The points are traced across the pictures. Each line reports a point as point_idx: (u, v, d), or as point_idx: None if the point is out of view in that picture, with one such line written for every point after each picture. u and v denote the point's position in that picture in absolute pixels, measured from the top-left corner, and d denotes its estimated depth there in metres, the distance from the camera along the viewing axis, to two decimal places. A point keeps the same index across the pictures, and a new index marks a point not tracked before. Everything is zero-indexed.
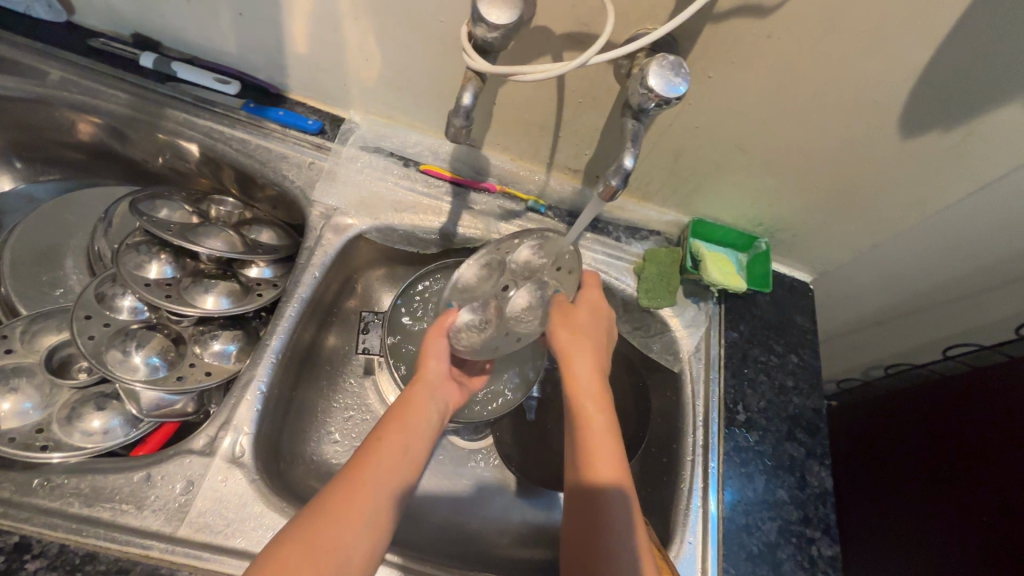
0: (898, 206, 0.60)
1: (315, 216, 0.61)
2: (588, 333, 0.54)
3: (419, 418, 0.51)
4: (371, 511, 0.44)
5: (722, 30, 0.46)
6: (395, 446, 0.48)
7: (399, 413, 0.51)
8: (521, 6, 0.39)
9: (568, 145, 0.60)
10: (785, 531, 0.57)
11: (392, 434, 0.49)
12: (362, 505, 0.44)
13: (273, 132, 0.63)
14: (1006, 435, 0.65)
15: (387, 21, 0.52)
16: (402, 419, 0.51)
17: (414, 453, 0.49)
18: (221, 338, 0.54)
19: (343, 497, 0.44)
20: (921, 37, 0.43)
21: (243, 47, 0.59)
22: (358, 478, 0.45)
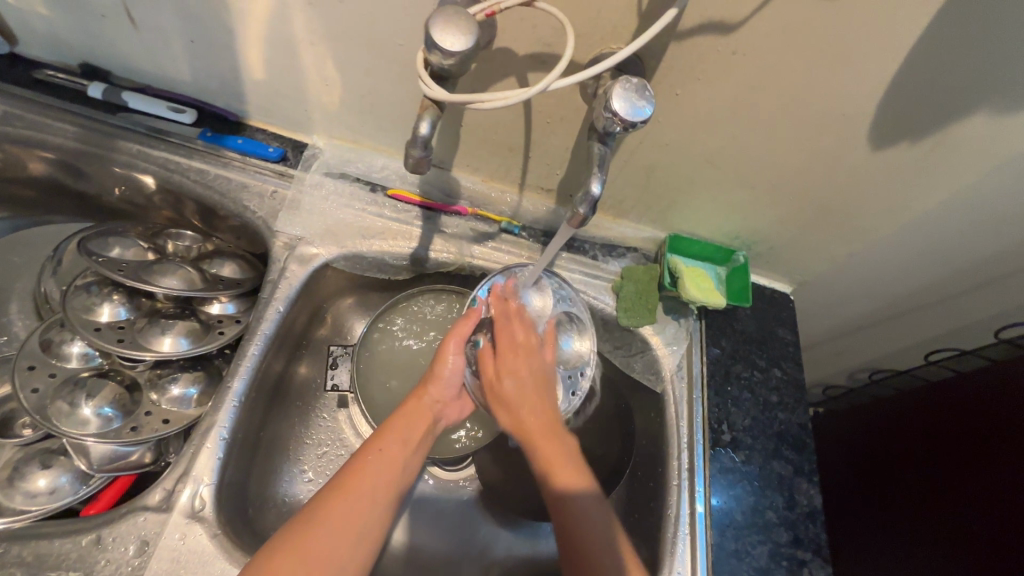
0: (873, 216, 0.59)
1: (279, 247, 0.59)
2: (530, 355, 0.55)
3: (421, 430, 0.52)
4: (366, 525, 0.45)
5: (688, 48, 0.44)
6: (394, 459, 0.49)
7: (400, 425, 0.51)
8: (476, 31, 0.38)
9: (538, 166, 0.59)
10: (775, 555, 0.55)
11: (394, 446, 0.49)
12: (358, 519, 0.44)
13: (233, 161, 0.60)
14: (990, 441, 0.65)
15: (344, 46, 0.50)
16: (404, 431, 0.51)
17: (408, 467, 0.50)
18: (181, 381, 0.53)
19: (339, 506, 0.44)
20: (887, 51, 0.42)
21: (198, 75, 0.57)
22: (360, 487, 0.46)
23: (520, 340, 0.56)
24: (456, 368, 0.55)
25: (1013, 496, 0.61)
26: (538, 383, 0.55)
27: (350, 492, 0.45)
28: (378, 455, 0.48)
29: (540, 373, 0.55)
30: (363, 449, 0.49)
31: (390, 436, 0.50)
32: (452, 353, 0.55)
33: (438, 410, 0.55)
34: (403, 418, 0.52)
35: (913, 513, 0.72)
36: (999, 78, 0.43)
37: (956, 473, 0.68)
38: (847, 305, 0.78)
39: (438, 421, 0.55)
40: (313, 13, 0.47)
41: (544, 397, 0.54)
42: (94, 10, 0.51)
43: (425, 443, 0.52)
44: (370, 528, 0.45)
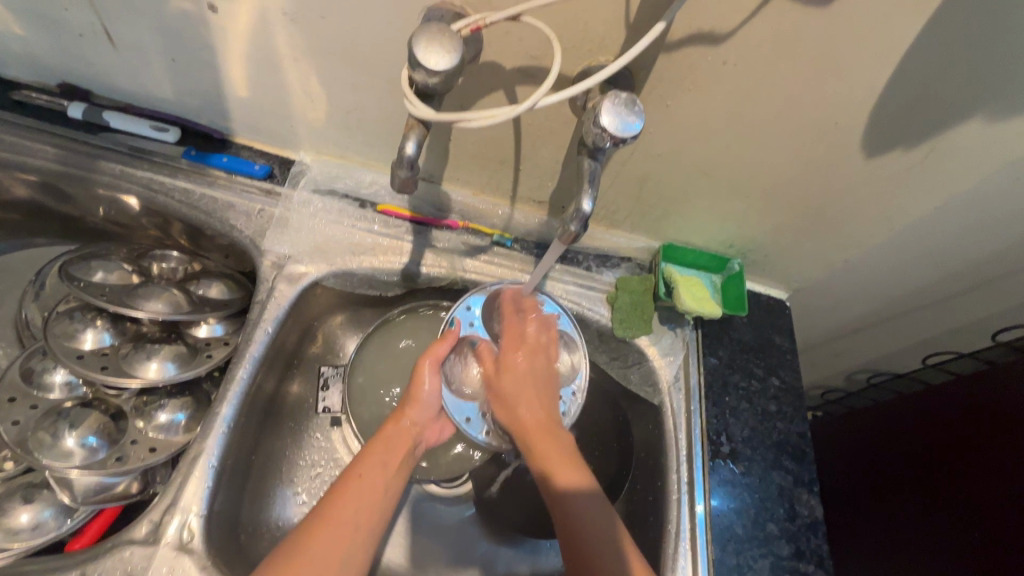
0: (868, 222, 0.59)
1: (267, 267, 0.58)
2: (528, 354, 0.55)
3: (400, 454, 0.51)
4: (350, 553, 0.44)
5: (678, 59, 0.44)
6: (378, 482, 0.48)
7: (384, 447, 0.51)
8: (462, 49, 0.37)
9: (529, 178, 0.58)
10: (778, 568, 0.55)
11: (372, 471, 0.48)
12: (340, 545, 0.43)
13: (219, 180, 0.59)
14: (990, 446, 0.65)
15: (329, 62, 0.49)
16: (387, 453, 0.50)
17: (391, 491, 0.49)
18: (168, 407, 0.52)
19: (324, 534, 0.43)
20: (878, 60, 0.42)
21: (180, 92, 0.56)
22: (345, 512, 0.45)
23: (527, 338, 0.56)
24: (432, 390, 0.54)
25: (1013, 500, 0.60)
26: (539, 381, 0.54)
27: (334, 518, 0.44)
28: (361, 480, 0.47)
29: (541, 370, 0.55)
30: (346, 474, 0.48)
31: (372, 459, 0.49)
32: (427, 374, 0.54)
33: (416, 432, 0.54)
34: (385, 441, 0.51)
35: (913, 518, 0.72)
36: (992, 85, 0.43)
37: (956, 477, 0.68)
38: (844, 309, 0.78)
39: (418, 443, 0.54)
40: (295, 30, 0.46)
41: (545, 400, 0.54)
42: (71, 30, 0.50)
43: (406, 466, 0.52)
44: (356, 554, 0.44)
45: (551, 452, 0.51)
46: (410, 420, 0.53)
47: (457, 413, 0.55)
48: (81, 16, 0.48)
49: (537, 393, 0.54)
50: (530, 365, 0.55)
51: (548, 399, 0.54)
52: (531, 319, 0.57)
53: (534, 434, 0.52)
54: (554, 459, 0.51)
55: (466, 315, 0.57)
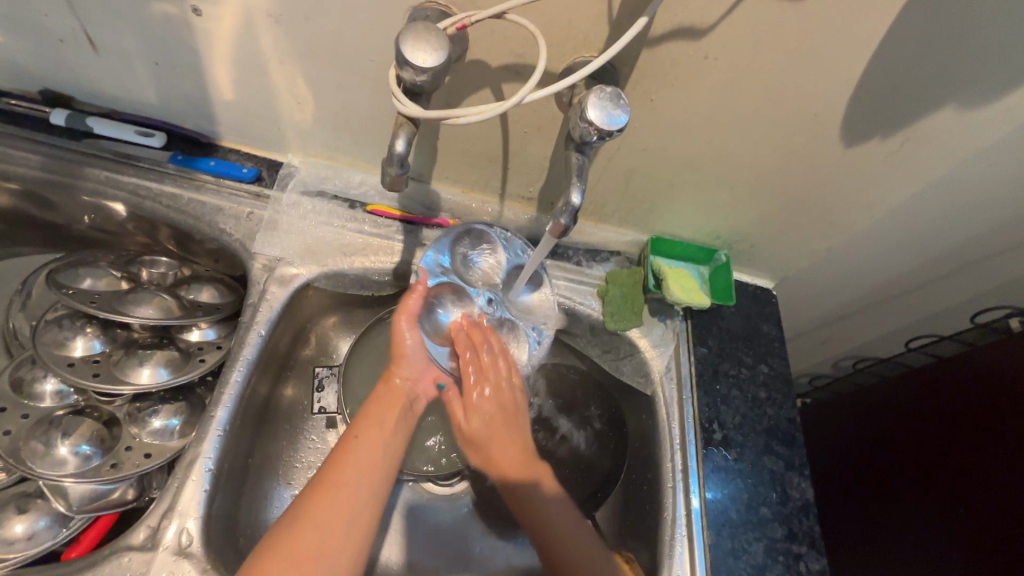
0: (851, 210, 0.60)
1: (257, 269, 0.58)
2: (496, 384, 0.55)
3: (395, 415, 0.51)
4: (355, 513, 0.44)
5: (660, 54, 0.45)
6: (377, 441, 0.48)
7: (375, 410, 0.50)
8: (448, 46, 0.38)
9: (518, 175, 0.58)
10: (772, 551, 0.56)
11: (369, 433, 0.48)
12: (346, 506, 0.44)
13: (206, 184, 0.59)
14: (976, 425, 0.66)
15: (315, 63, 0.49)
16: (380, 414, 0.50)
17: (391, 450, 0.49)
18: (162, 413, 0.52)
19: (324, 496, 0.44)
20: (851, 52, 0.43)
21: (165, 96, 0.55)
22: (347, 473, 0.45)
23: (490, 373, 0.55)
24: (416, 343, 0.54)
25: (998, 476, 0.62)
26: (507, 415, 0.55)
27: (335, 478, 0.45)
28: (358, 441, 0.48)
29: (510, 403, 0.55)
30: (343, 439, 0.49)
31: (369, 420, 0.50)
32: (407, 331, 0.53)
33: (409, 390, 0.53)
34: (377, 403, 0.51)
35: (900, 499, 0.74)
36: (966, 72, 0.45)
37: (940, 457, 0.70)
38: (829, 298, 0.79)
39: (417, 401, 0.54)
40: (280, 31, 0.46)
41: (515, 430, 0.55)
42: (51, 35, 0.49)
43: (404, 423, 0.52)
44: (364, 510, 0.45)
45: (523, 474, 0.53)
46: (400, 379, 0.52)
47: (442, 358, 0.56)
48: (61, 21, 0.48)
49: (506, 423, 0.54)
50: (495, 403, 0.54)
51: (516, 426, 0.55)
52: (487, 354, 0.55)
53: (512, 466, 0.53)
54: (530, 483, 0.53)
55: (434, 262, 0.57)
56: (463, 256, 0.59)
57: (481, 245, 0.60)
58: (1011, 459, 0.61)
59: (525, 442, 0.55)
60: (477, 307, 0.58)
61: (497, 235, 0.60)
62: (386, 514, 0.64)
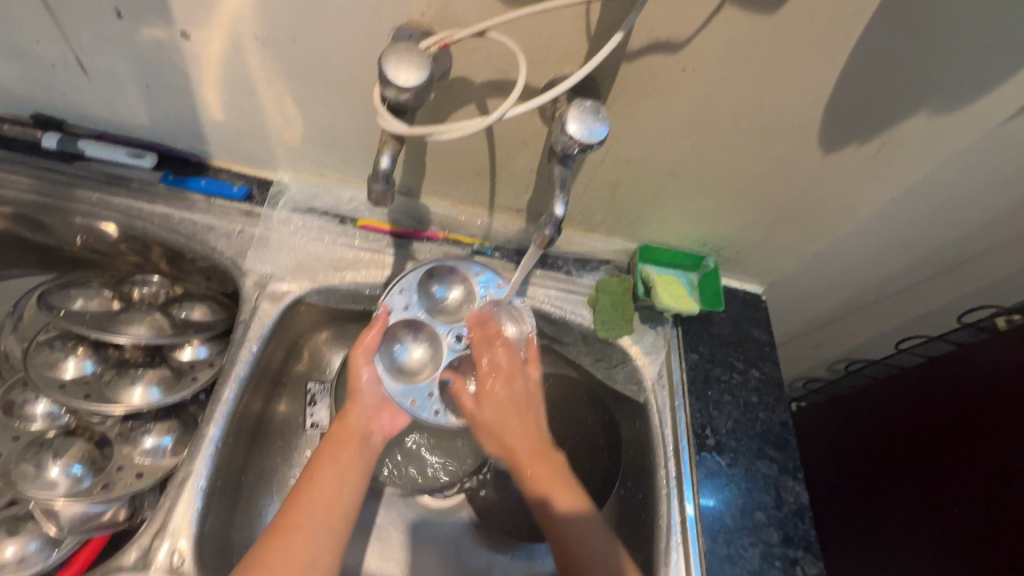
0: (835, 214, 0.61)
1: (249, 286, 0.58)
2: (509, 374, 0.58)
3: (349, 451, 0.52)
4: (310, 558, 0.45)
5: (640, 67, 0.46)
6: (331, 484, 0.49)
7: (331, 448, 0.52)
8: (430, 64, 0.39)
9: (506, 187, 0.59)
10: (767, 556, 0.56)
11: (325, 475, 0.49)
12: (301, 551, 0.45)
13: (197, 204, 0.60)
14: (969, 423, 0.67)
15: (302, 83, 0.50)
16: (334, 455, 0.51)
17: (348, 488, 0.50)
18: (154, 432, 0.52)
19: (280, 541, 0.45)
20: (825, 63, 0.45)
21: (156, 118, 0.56)
22: (300, 518, 0.46)
23: (501, 364, 0.58)
24: (372, 378, 0.55)
25: (992, 474, 0.62)
26: (520, 405, 0.58)
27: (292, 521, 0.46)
28: (312, 484, 0.49)
29: (522, 394, 0.58)
30: (299, 480, 0.49)
31: (323, 460, 0.50)
32: (365, 365, 0.54)
33: (364, 426, 0.54)
34: (330, 443, 0.52)
35: (896, 501, 0.74)
36: (936, 79, 0.46)
37: (933, 459, 0.70)
38: (819, 301, 0.80)
39: (371, 437, 0.54)
40: (267, 52, 0.47)
41: (527, 417, 0.57)
42: (43, 61, 0.50)
43: (363, 459, 0.52)
44: (322, 554, 0.46)
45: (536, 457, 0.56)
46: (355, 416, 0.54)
47: (402, 397, 0.55)
48: (53, 48, 0.49)
49: (517, 415, 0.57)
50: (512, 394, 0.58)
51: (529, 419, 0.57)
52: (500, 342, 0.59)
53: (524, 459, 0.56)
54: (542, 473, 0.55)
55: (399, 298, 0.57)
56: (430, 290, 0.59)
57: (444, 277, 0.59)
58: (1002, 458, 0.61)
59: (535, 434, 0.57)
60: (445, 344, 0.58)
61: (466, 268, 0.59)
62: (382, 529, 0.64)
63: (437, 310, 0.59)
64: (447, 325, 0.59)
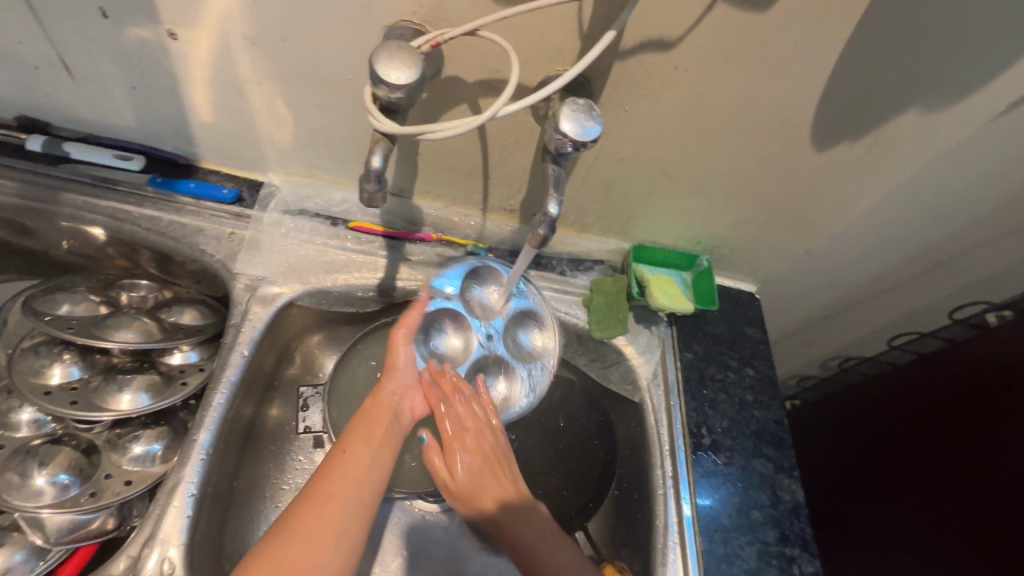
0: (827, 211, 0.61)
1: (239, 289, 0.57)
2: (478, 430, 0.55)
3: (383, 426, 0.51)
4: (343, 524, 0.44)
5: (632, 66, 0.46)
6: (363, 455, 0.48)
7: (363, 423, 0.51)
8: (421, 63, 0.38)
9: (499, 188, 0.59)
10: (765, 554, 0.56)
11: (357, 445, 0.49)
12: (334, 517, 0.44)
13: (186, 206, 0.59)
14: (962, 418, 0.67)
15: (292, 84, 0.49)
16: (367, 429, 0.50)
17: (378, 462, 0.49)
18: (143, 438, 0.51)
19: (313, 507, 0.44)
20: (816, 61, 0.45)
21: (143, 119, 0.55)
22: (333, 485, 0.45)
23: (468, 422, 0.55)
24: (408, 360, 0.56)
25: (987, 468, 0.63)
26: (495, 462, 0.54)
27: (331, 488, 0.45)
28: (344, 456, 0.48)
29: (494, 449, 0.55)
30: (332, 452, 0.49)
31: (355, 434, 0.50)
32: (402, 346, 0.55)
33: (395, 402, 0.54)
34: (363, 416, 0.51)
35: (891, 497, 0.74)
36: (926, 76, 0.46)
37: (928, 454, 0.70)
38: (813, 299, 0.80)
39: (403, 413, 0.54)
40: (257, 53, 0.47)
41: (503, 475, 0.54)
42: (26, 62, 0.49)
43: (393, 434, 0.52)
44: (354, 521, 0.45)
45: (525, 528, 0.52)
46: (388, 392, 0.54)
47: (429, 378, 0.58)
48: (37, 49, 0.48)
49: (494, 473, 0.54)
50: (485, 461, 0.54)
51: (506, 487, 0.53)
52: (459, 400, 0.56)
53: (504, 518, 0.52)
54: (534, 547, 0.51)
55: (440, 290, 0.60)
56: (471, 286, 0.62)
57: (484, 277, 0.62)
58: (997, 454, 0.62)
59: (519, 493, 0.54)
60: (477, 339, 0.61)
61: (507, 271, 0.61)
62: (377, 534, 0.63)
63: (474, 306, 0.62)
64: (482, 322, 0.61)
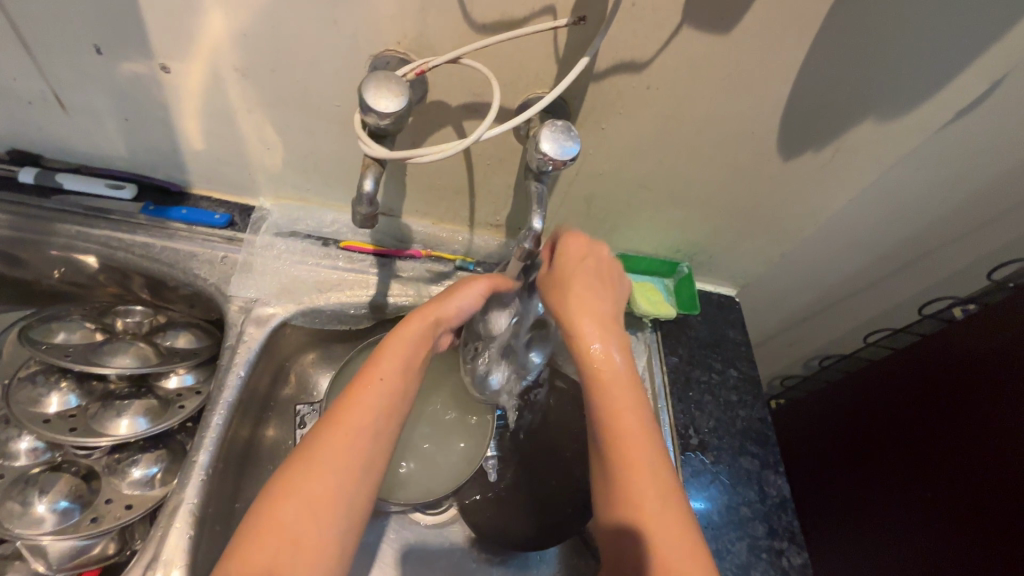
0: (799, 216, 0.64)
1: (234, 312, 0.58)
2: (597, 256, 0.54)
3: (422, 350, 0.49)
4: (370, 456, 0.43)
5: (606, 87, 0.48)
6: (396, 383, 0.46)
7: (402, 345, 0.48)
8: (408, 91, 0.41)
9: (485, 204, 0.61)
10: (754, 548, 0.58)
11: (394, 369, 0.46)
12: (360, 450, 0.42)
13: (179, 232, 0.60)
14: (937, 408, 0.70)
15: (283, 111, 0.51)
16: (406, 351, 0.48)
17: (410, 390, 0.47)
18: (142, 462, 0.51)
19: (339, 438, 0.42)
20: (777, 77, 0.48)
21: (135, 149, 0.57)
22: (361, 417, 0.43)
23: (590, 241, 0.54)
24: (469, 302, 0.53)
25: (963, 454, 0.65)
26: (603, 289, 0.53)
27: (352, 427, 0.43)
28: (379, 383, 0.45)
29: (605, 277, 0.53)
30: (364, 376, 0.46)
31: (393, 358, 0.47)
32: (469, 289, 0.53)
33: (441, 325, 0.51)
34: (402, 336, 0.49)
35: (874, 489, 0.77)
36: (878, 90, 0.49)
37: (907, 443, 0.73)
38: (791, 301, 0.83)
39: (439, 338, 0.52)
40: (247, 83, 0.49)
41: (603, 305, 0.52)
42: (20, 98, 0.51)
43: (427, 359, 0.50)
44: (378, 454, 0.43)
45: (614, 389, 0.48)
46: (434, 313, 0.51)
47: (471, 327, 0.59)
48: (32, 85, 0.49)
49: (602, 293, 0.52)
50: (599, 308, 0.51)
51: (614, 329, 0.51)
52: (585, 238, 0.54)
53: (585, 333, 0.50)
54: (620, 406, 0.47)
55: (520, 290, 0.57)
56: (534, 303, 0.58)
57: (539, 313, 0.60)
58: (973, 441, 0.65)
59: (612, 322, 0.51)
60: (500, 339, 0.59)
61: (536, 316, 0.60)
62: (376, 550, 0.63)
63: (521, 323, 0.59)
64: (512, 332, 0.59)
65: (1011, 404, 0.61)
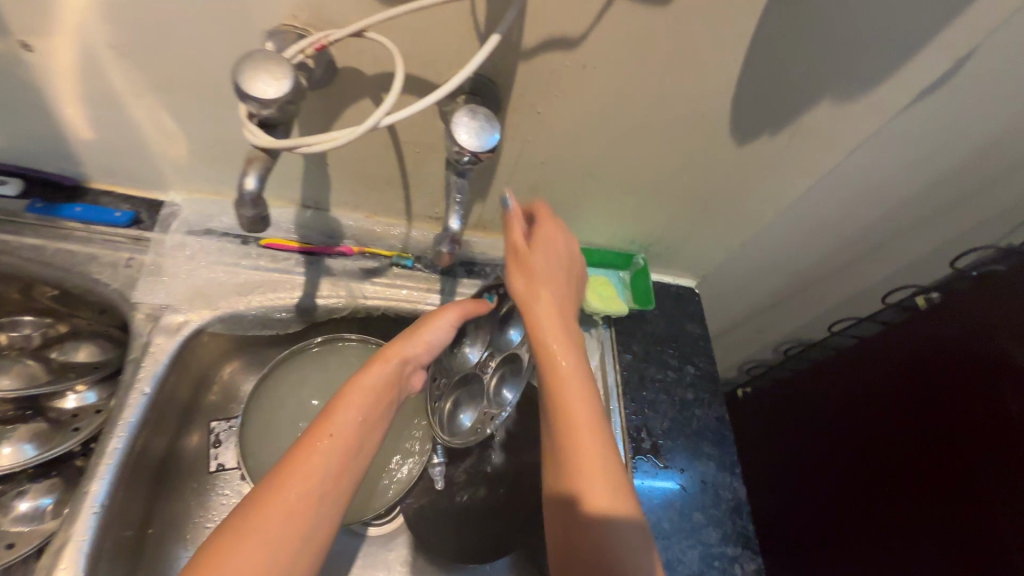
0: (758, 203, 0.60)
1: (139, 320, 0.53)
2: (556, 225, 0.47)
3: (384, 401, 0.45)
4: (314, 522, 0.37)
5: (538, 65, 0.43)
6: (348, 441, 0.41)
7: (360, 394, 0.43)
8: (293, 72, 0.35)
9: (421, 196, 0.56)
10: (707, 557, 0.55)
11: (349, 423, 0.41)
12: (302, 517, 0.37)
13: (75, 232, 0.54)
14: (901, 401, 0.68)
15: (176, 96, 0.45)
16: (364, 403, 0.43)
17: (366, 446, 0.43)
18: (30, 494, 0.48)
19: (276, 505, 0.36)
20: (724, 55, 0.43)
21: (14, 140, 0.50)
22: (308, 478, 0.38)
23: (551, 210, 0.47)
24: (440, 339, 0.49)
25: (932, 450, 0.63)
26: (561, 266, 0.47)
27: (297, 493, 0.37)
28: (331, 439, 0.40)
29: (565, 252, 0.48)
30: (315, 430, 0.41)
31: (351, 411, 0.42)
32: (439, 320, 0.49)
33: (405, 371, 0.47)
34: (360, 386, 0.44)
35: (841, 484, 0.75)
36: (836, 69, 0.45)
37: (873, 436, 0.71)
38: (755, 289, 0.80)
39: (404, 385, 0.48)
40: (128, 64, 0.43)
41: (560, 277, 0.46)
42: None
43: (388, 410, 0.46)
44: (321, 521, 0.38)
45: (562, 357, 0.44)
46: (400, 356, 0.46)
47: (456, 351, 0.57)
48: None
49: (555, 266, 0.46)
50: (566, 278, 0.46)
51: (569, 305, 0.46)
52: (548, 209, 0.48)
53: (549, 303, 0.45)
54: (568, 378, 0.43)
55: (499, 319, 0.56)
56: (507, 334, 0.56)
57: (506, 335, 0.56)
58: (940, 437, 0.62)
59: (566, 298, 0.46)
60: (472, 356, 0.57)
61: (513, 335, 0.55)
62: None
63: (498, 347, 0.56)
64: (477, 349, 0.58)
65: (990, 407, 0.58)
